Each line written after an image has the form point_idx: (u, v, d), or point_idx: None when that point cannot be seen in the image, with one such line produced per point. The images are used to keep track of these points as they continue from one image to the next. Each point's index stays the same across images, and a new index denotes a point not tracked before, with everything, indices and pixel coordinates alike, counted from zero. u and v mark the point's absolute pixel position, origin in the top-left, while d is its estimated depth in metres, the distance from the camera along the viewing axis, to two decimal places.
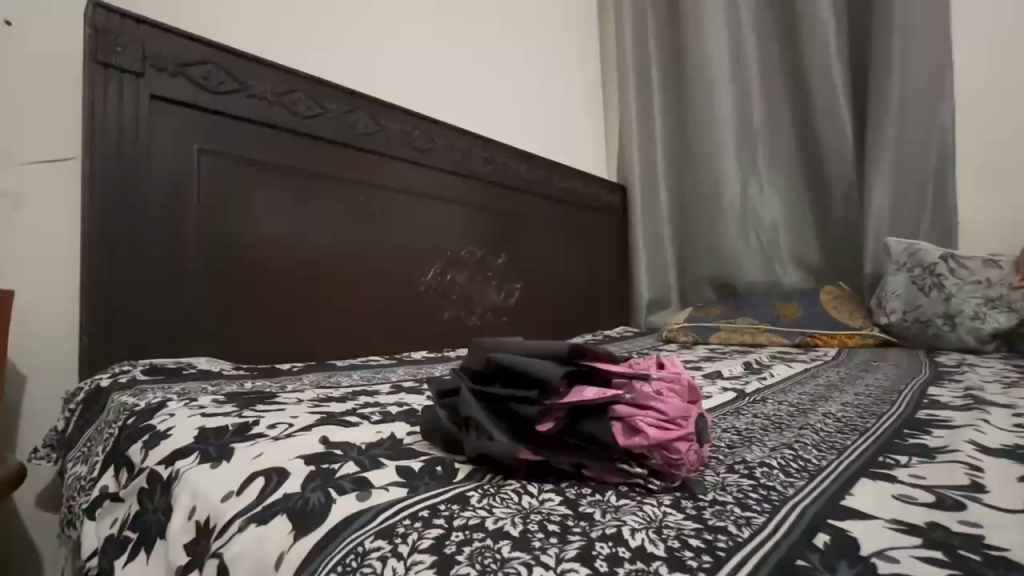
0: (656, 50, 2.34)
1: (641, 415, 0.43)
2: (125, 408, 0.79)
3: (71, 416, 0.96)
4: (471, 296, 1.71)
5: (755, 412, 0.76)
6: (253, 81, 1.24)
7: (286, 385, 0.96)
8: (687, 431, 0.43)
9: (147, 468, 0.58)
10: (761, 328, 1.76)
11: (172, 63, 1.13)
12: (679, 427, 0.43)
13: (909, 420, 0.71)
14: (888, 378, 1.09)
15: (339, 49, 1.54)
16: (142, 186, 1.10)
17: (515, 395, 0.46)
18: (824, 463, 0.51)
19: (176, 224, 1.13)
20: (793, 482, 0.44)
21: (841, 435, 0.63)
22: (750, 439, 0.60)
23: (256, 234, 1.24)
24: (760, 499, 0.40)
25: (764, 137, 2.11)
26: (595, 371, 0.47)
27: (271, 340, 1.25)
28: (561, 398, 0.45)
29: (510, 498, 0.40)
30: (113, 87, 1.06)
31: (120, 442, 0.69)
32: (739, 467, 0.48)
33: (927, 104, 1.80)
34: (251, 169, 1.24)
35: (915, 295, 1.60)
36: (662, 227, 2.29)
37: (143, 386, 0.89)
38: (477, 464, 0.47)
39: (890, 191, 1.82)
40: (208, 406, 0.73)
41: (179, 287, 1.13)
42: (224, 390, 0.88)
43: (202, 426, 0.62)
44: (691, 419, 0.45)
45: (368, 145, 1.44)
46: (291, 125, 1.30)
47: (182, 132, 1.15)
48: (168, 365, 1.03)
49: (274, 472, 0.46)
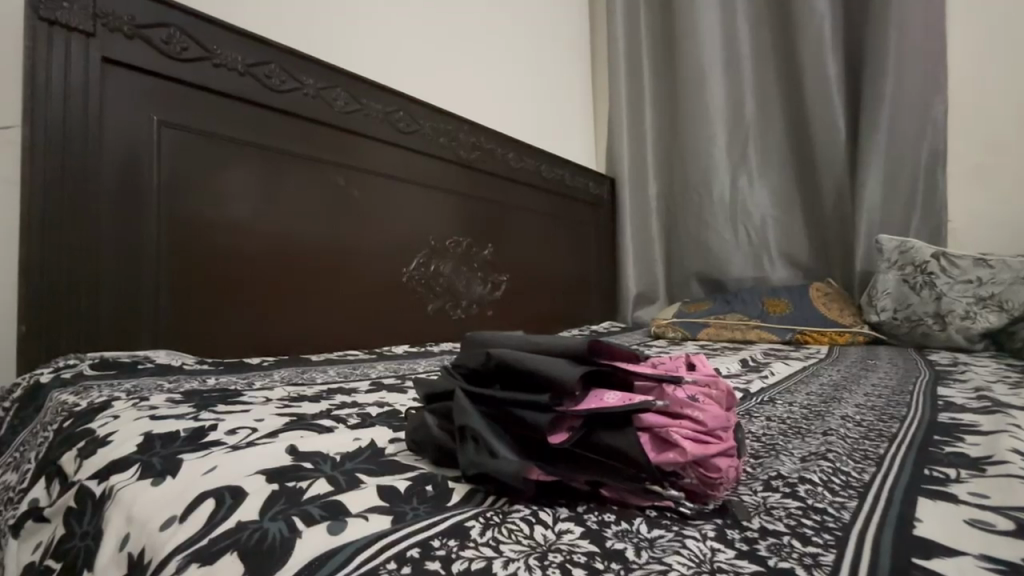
0: (649, 37, 2.27)
1: (674, 426, 0.38)
2: (64, 409, 0.69)
3: (4, 416, 0.85)
4: (455, 288, 1.63)
5: (768, 415, 0.70)
6: (221, 50, 1.13)
7: (253, 382, 0.87)
8: (726, 444, 0.38)
9: (80, 483, 0.49)
10: (752, 325, 1.72)
11: (127, 24, 1.02)
12: (716, 440, 0.38)
13: (933, 425, 0.66)
14: (891, 378, 1.05)
15: (316, 19, 1.43)
16: (92, 161, 0.98)
17: (522, 400, 0.39)
18: (867, 477, 0.45)
19: (132, 203, 1.03)
20: (844, 503, 0.38)
21: (870, 442, 0.57)
22: (775, 448, 0.54)
23: (224, 217, 1.14)
24: (818, 529, 0.33)
25: (756, 130, 2.07)
26: (615, 371, 0.41)
27: (240, 332, 1.16)
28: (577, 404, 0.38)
29: (520, 531, 0.32)
30: (59, 47, 0.94)
31: (52, 450, 0.59)
32: (777, 483, 0.42)
33: (920, 101, 1.78)
34: (218, 145, 1.13)
35: (906, 294, 1.58)
36: (651, 221, 2.23)
37: (89, 383, 0.79)
38: (473, 485, 0.39)
39: (881, 188, 1.80)
40: (159, 406, 0.64)
41: (135, 274, 1.02)
42: (181, 388, 0.78)
43: (148, 431, 0.53)
44: (729, 431, 0.40)
45: (347, 124, 1.34)
46: (264, 99, 1.19)
47: (141, 102, 1.04)
48: (120, 358, 0.93)
49: (226, 493, 0.38)
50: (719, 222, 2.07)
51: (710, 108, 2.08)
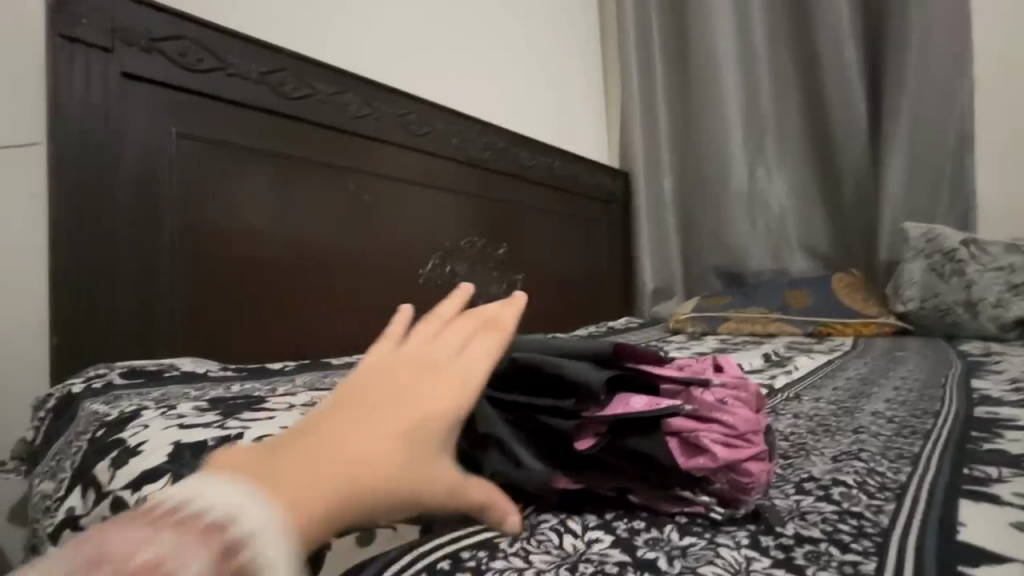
0: (661, 28, 2.23)
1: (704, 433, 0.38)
2: (96, 419, 0.71)
3: (40, 426, 0.87)
4: (471, 288, 1.63)
5: (795, 413, 0.69)
6: (236, 59, 1.15)
7: (277, 388, 0.88)
8: (757, 449, 0.38)
9: (114, 494, 0.50)
10: (773, 318, 1.68)
11: (144, 39, 1.03)
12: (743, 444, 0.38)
13: (969, 420, 0.63)
14: (921, 371, 1.02)
15: (327, 24, 1.44)
16: (115, 176, 1.01)
17: (548, 408, 0.39)
18: (903, 477, 0.44)
19: (155, 213, 1.05)
20: (881, 506, 0.37)
21: (903, 438, 0.56)
22: (804, 448, 0.52)
23: (240, 227, 1.15)
24: (856, 534, 0.33)
25: (773, 120, 2.03)
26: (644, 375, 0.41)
27: (261, 338, 1.17)
28: (601, 409, 0.39)
29: (549, 541, 0.33)
30: (80, 64, 0.97)
31: (86, 458, 0.61)
32: (810, 485, 0.41)
33: (946, 82, 1.72)
34: (236, 154, 1.15)
35: (934, 282, 1.52)
36: (666, 214, 2.20)
37: (118, 393, 0.81)
38: None
39: (905, 173, 1.75)
40: (187, 415, 0.65)
41: (159, 283, 1.05)
42: (207, 396, 0.80)
43: (178, 440, 0.54)
44: (759, 433, 0.40)
45: (360, 129, 1.35)
46: (278, 107, 1.21)
47: (160, 115, 1.06)
48: (149, 367, 0.95)
49: None
50: (737, 214, 2.03)
51: (725, 98, 2.04)
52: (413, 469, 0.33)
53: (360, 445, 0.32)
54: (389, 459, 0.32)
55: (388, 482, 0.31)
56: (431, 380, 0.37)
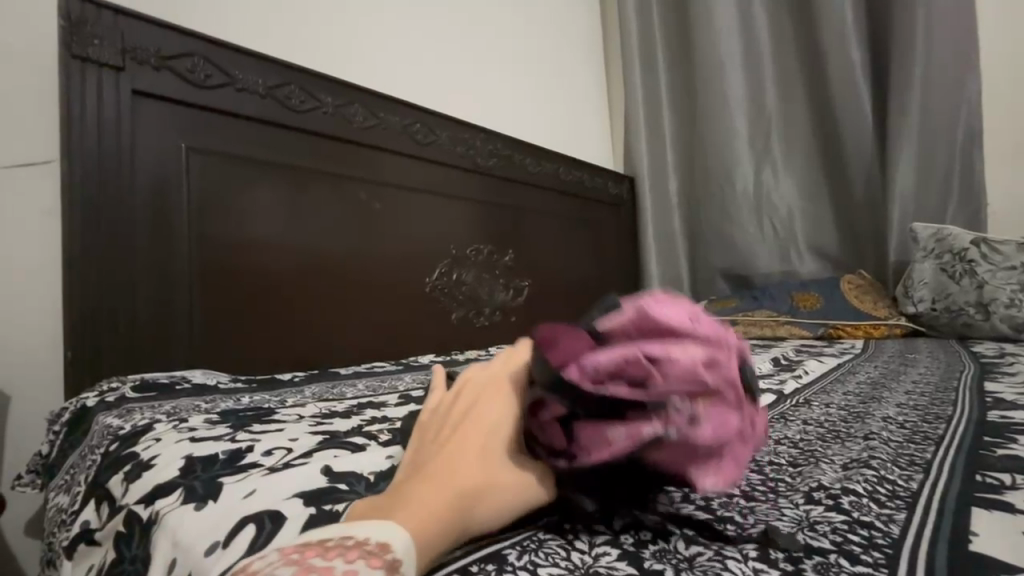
0: (664, 32, 2.23)
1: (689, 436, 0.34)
2: (109, 432, 0.72)
3: (54, 440, 0.88)
4: (478, 295, 1.63)
5: (805, 420, 0.68)
6: (243, 74, 1.17)
7: (286, 399, 0.89)
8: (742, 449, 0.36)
9: (126, 508, 0.50)
10: (782, 321, 1.66)
11: (155, 56, 1.06)
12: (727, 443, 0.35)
13: (984, 425, 0.62)
14: (933, 374, 1.01)
15: (331, 37, 1.46)
16: (126, 192, 1.03)
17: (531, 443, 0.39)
18: (915, 485, 0.43)
19: (164, 226, 1.07)
20: (892, 516, 0.37)
21: (915, 445, 0.55)
22: (814, 456, 0.52)
23: (247, 238, 1.16)
24: (866, 545, 0.33)
25: (778, 120, 2.02)
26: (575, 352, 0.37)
27: (269, 349, 1.18)
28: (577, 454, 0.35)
29: (557, 554, 0.33)
30: (91, 84, 0.99)
31: (101, 472, 0.62)
32: (819, 495, 0.40)
33: (953, 77, 1.71)
34: (243, 167, 1.17)
35: (945, 283, 1.51)
36: (673, 217, 2.19)
37: (131, 405, 0.82)
38: None
39: (913, 171, 1.73)
40: (198, 427, 0.66)
41: (169, 297, 1.06)
42: (218, 408, 0.80)
43: (190, 454, 0.55)
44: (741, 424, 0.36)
45: (365, 139, 1.36)
46: (285, 120, 1.22)
47: (170, 130, 1.08)
48: (161, 380, 0.96)
49: (266, 518, 0.40)
50: (744, 216, 2.03)
51: (730, 100, 2.03)
52: (500, 476, 0.37)
53: (452, 480, 0.36)
54: (488, 495, 0.36)
55: (497, 518, 0.36)
56: (483, 415, 0.40)
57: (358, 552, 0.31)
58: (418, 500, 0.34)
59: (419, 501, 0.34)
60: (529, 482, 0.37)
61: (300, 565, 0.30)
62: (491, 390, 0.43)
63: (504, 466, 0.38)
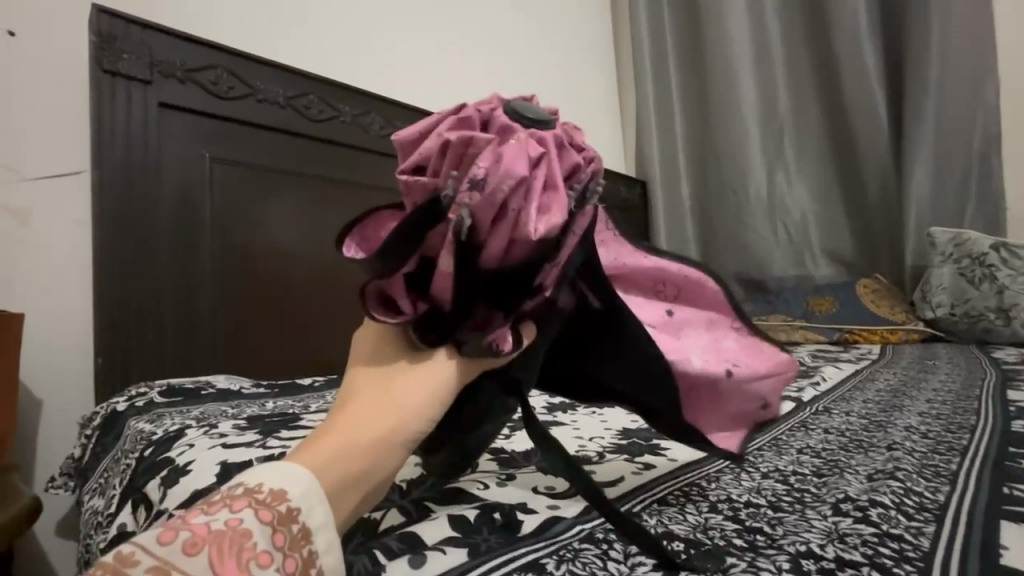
0: (675, 36, 2.23)
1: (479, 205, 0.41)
2: (142, 437, 0.74)
3: (87, 444, 0.91)
4: None
5: (826, 428, 0.68)
6: (264, 85, 1.19)
7: (309, 405, 0.90)
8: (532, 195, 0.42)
9: (165, 512, 0.52)
10: (797, 326, 1.65)
11: (180, 69, 1.08)
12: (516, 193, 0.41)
13: (1007, 435, 0.62)
14: (954, 381, 1.00)
15: (347, 47, 1.48)
16: (153, 202, 1.06)
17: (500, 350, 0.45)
18: (941, 497, 0.44)
19: (188, 235, 1.09)
20: (920, 528, 0.37)
21: (939, 455, 0.55)
22: (838, 466, 0.53)
23: (268, 245, 1.19)
24: (898, 559, 0.33)
25: (791, 123, 2.01)
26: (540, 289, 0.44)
27: (289, 354, 1.20)
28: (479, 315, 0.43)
29: (594, 564, 0.34)
30: (121, 98, 1.02)
31: (137, 477, 0.64)
32: (846, 506, 0.41)
33: (969, 81, 1.69)
34: (265, 176, 1.19)
35: (964, 287, 1.50)
36: (685, 221, 2.18)
37: (160, 411, 0.84)
38: (558, 507, 0.44)
39: (930, 174, 1.72)
40: (228, 433, 0.67)
41: (195, 304, 1.09)
42: (245, 414, 0.82)
43: (224, 460, 0.56)
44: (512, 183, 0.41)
45: (382, 147, 1.39)
46: (303, 129, 1.24)
47: (193, 141, 1.10)
48: (187, 385, 0.98)
49: None
50: (757, 220, 2.02)
51: (742, 103, 2.03)
52: (402, 414, 0.37)
53: (361, 432, 0.36)
54: (394, 430, 0.37)
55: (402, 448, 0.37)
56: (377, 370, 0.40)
57: (246, 505, 0.31)
58: (323, 442, 0.36)
59: (331, 463, 0.35)
60: (449, 372, 0.40)
61: (176, 525, 0.30)
62: (381, 347, 0.41)
63: (402, 401, 0.38)
